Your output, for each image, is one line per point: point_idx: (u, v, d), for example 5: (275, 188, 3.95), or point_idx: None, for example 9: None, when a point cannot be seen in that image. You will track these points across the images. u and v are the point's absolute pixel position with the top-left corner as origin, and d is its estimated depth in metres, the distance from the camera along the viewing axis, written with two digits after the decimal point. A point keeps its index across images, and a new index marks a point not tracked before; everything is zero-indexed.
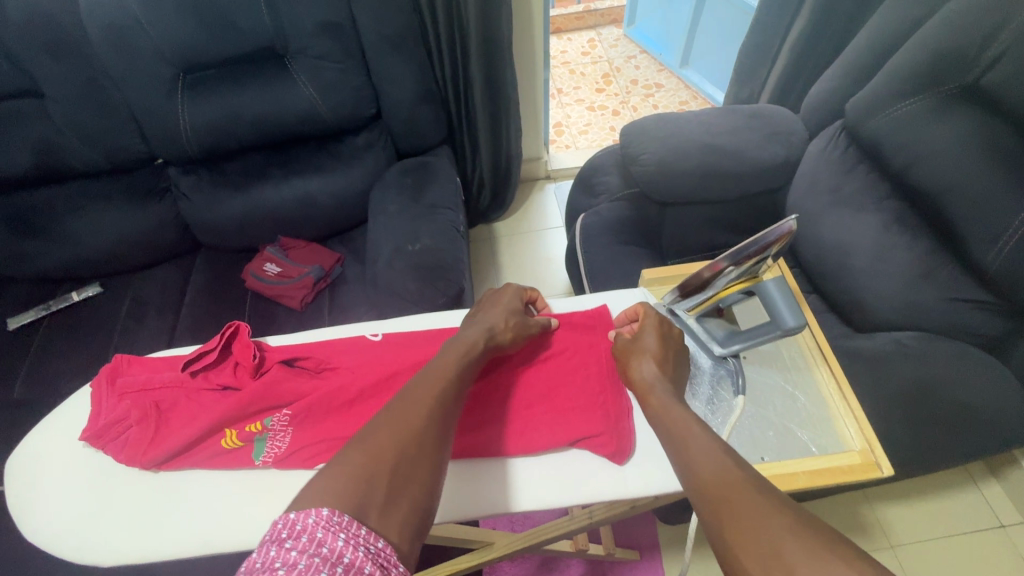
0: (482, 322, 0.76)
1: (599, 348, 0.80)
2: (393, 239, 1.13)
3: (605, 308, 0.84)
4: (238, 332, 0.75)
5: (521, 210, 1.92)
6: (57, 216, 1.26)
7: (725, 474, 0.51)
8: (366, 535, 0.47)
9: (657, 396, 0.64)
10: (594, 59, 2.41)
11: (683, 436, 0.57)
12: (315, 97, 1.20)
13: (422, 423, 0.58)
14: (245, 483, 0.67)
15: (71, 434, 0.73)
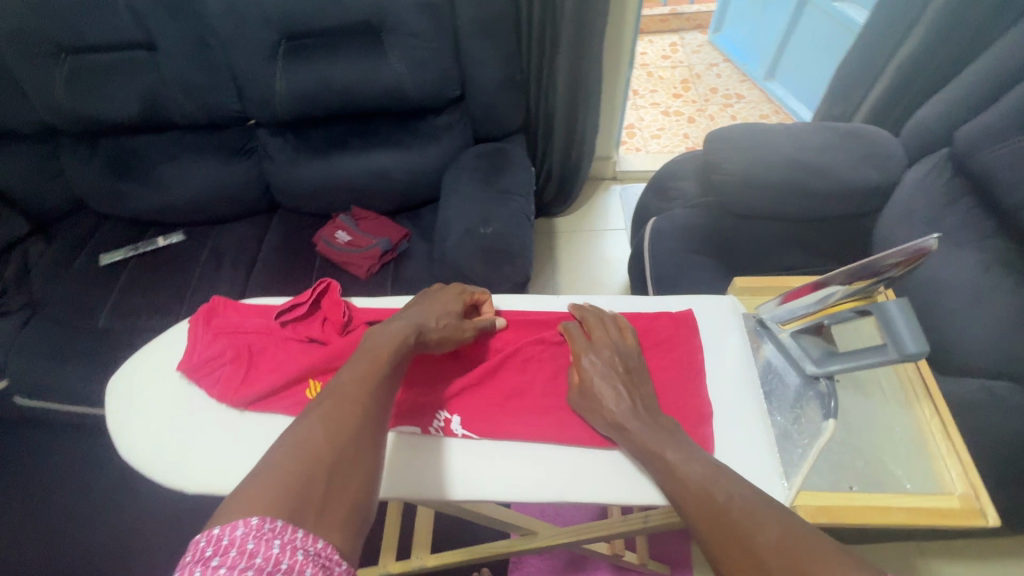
0: (412, 317, 0.75)
1: (679, 352, 0.73)
2: (463, 221, 1.14)
3: (691, 313, 0.76)
4: (328, 290, 0.79)
5: (584, 208, 1.90)
6: (155, 163, 1.34)
7: (708, 498, 0.55)
8: (303, 538, 0.48)
9: (634, 433, 0.64)
10: (674, 63, 2.36)
11: (666, 459, 0.61)
12: (403, 72, 1.20)
13: (358, 424, 0.60)
14: None
15: (161, 365, 0.77)
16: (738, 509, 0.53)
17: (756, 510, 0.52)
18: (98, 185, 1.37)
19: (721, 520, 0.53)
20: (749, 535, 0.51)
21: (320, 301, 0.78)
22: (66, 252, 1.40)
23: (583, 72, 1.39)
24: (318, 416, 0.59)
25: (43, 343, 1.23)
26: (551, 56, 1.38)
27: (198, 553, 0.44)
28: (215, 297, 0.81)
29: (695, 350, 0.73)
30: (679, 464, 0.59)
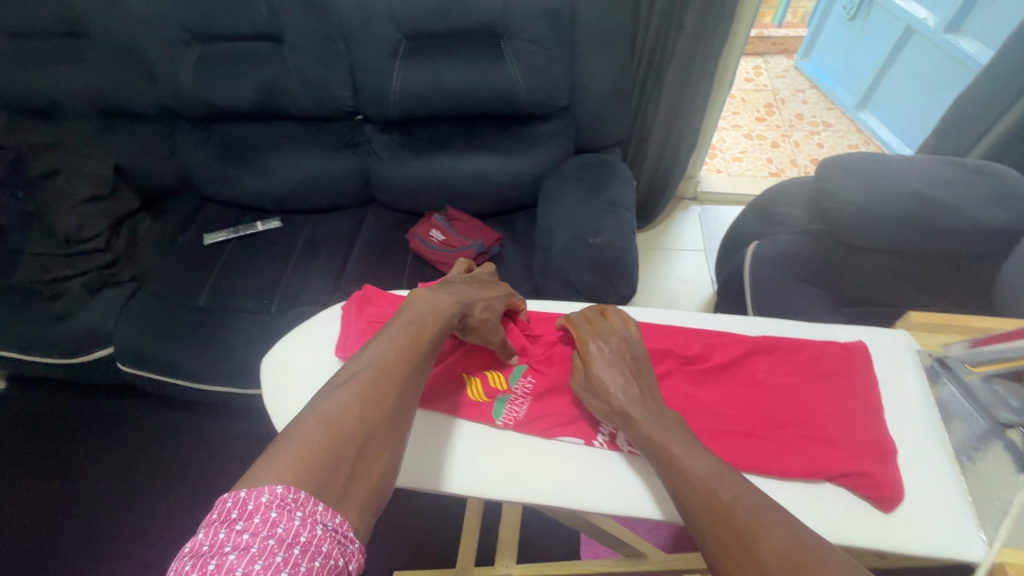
0: (458, 295, 0.77)
1: (853, 383, 0.67)
2: (570, 229, 1.13)
3: (863, 344, 0.70)
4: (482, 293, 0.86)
5: (661, 226, 1.87)
6: (263, 151, 1.39)
7: (713, 495, 0.54)
8: (323, 513, 0.50)
9: (638, 423, 0.62)
10: (758, 86, 2.32)
11: (670, 453, 0.59)
12: (518, 79, 1.21)
13: (392, 403, 0.62)
14: (490, 437, 0.73)
15: (301, 349, 0.79)
16: (744, 511, 0.52)
17: (764, 515, 0.51)
18: (207, 168, 1.42)
19: (726, 524, 0.52)
20: (751, 537, 0.50)
21: None
22: (172, 230, 1.47)
23: (688, 90, 1.38)
24: (356, 389, 0.61)
25: (148, 316, 1.27)
26: (657, 72, 1.39)
27: (225, 513, 0.48)
28: (365, 287, 0.83)
29: (870, 384, 0.67)
30: (682, 458, 0.58)
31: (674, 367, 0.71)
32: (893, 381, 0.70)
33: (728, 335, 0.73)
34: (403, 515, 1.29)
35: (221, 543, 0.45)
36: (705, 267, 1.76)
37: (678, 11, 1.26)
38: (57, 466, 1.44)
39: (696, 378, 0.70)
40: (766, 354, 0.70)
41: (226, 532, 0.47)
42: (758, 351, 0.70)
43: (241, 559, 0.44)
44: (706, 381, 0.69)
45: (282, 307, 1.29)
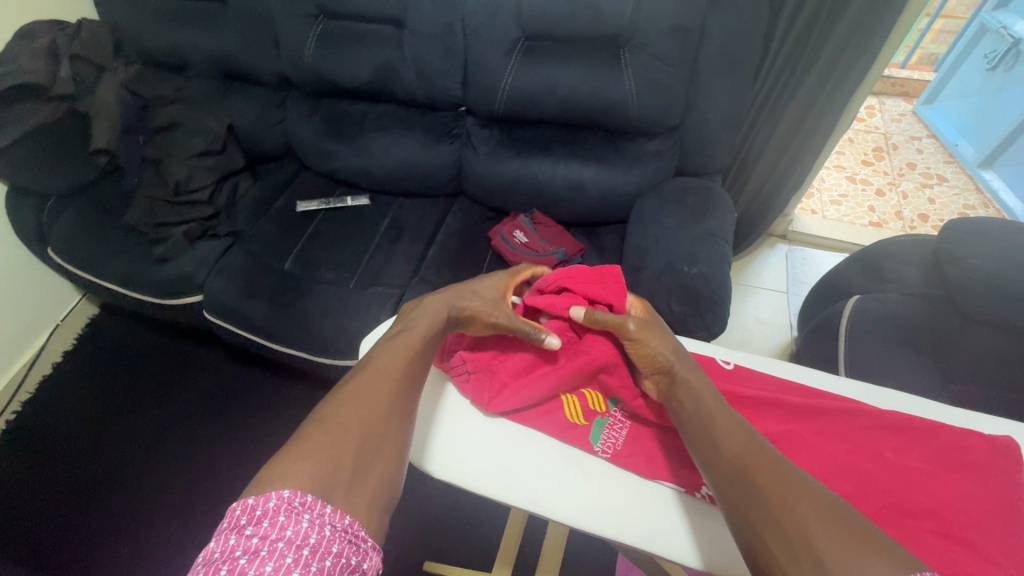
0: (446, 296, 0.80)
1: (997, 482, 0.61)
2: (665, 255, 1.10)
3: (1013, 441, 0.65)
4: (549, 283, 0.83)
5: (742, 260, 1.79)
6: (366, 129, 1.42)
7: (748, 460, 0.56)
8: (331, 514, 0.50)
9: (686, 381, 0.67)
10: (868, 127, 2.19)
11: (713, 417, 0.62)
12: (632, 92, 1.18)
13: (391, 395, 0.63)
14: (584, 463, 0.71)
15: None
16: (775, 477, 0.54)
17: (796, 484, 0.53)
18: (311, 139, 1.48)
19: (762, 489, 0.53)
20: (787, 501, 0.51)
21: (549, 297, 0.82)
22: (269, 193, 1.54)
23: (807, 125, 1.31)
24: (352, 390, 0.62)
25: (238, 272, 1.34)
26: (776, 101, 1.32)
27: (234, 520, 0.48)
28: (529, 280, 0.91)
29: (1019, 487, 0.61)
30: (716, 422, 0.61)
31: (795, 428, 0.68)
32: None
33: (856, 405, 0.69)
34: (442, 510, 1.29)
35: (231, 548, 0.46)
36: (786, 311, 1.66)
37: (813, 42, 1.20)
38: (132, 396, 1.54)
39: (820, 444, 0.66)
40: (895, 432, 0.66)
41: (236, 537, 0.47)
42: (887, 427, 0.67)
43: (253, 563, 0.45)
44: (829, 448, 0.66)
45: (360, 284, 1.32)
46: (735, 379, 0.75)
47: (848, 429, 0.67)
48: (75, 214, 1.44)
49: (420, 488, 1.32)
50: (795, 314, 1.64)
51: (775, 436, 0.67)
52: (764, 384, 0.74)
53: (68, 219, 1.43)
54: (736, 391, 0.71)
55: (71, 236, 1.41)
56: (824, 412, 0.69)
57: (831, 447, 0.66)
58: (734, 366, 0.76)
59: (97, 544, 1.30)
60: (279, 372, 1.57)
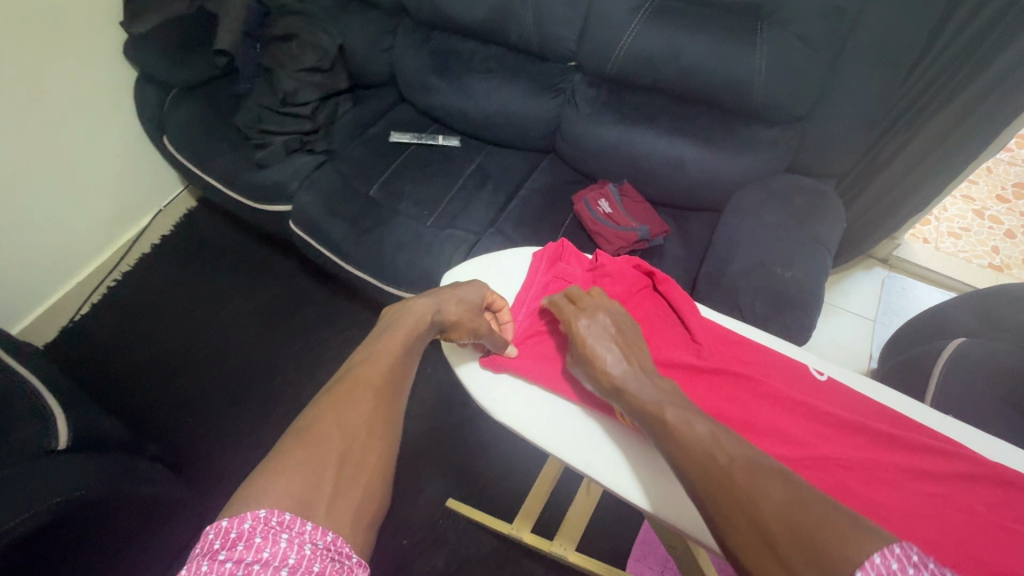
0: (430, 298, 0.81)
1: None
2: (759, 254, 1.03)
3: None
4: (546, 253, 0.92)
5: (832, 277, 1.66)
6: (472, 70, 1.40)
7: (711, 460, 0.55)
8: (311, 532, 0.50)
9: (630, 393, 0.68)
10: (1013, 159, 1.94)
11: (665, 419, 0.63)
12: (761, 73, 1.09)
13: (371, 407, 0.63)
14: (640, 448, 0.74)
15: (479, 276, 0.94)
16: (741, 470, 0.53)
17: (761, 473, 0.52)
18: (416, 72, 1.48)
19: (726, 484, 0.52)
20: (751, 499, 0.50)
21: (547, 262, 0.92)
22: (367, 118, 1.57)
23: (951, 141, 1.17)
24: (327, 400, 0.63)
25: (326, 190, 1.38)
26: (922, 109, 1.18)
27: (206, 544, 0.46)
28: (561, 241, 0.94)
29: None
30: (677, 424, 0.61)
31: (880, 457, 0.66)
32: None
33: (957, 449, 0.65)
34: (474, 456, 1.32)
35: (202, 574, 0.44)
36: (868, 340, 1.54)
37: (987, 47, 1.04)
38: (210, 289, 1.67)
39: (902, 481, 0.64)
40: (993, 486, 0.63)
41: (208, 563, 0.45)
42: (985, 480, 0.63)
43: None
44: (911, 487, 0.64)
45: (437, 224, 1.33)
46: (826, 394, 0.73)
47: (939, 472, 0.64)
48: (191, 109, 1.53)
49: (456, 430, 1.36)
50: (878, 346, 1.52)
51: (855, 461, 0.65)
52: (856, 407, 0.72)
53: (185, 112, 1.52)
54: (823, 407, 0.69)
55: (184, 128, 1.50)
56: (914, 447, 0.66)
57: (914, 486, 0.63)
58: (827, 378, 0.75)
59: (170, 414, 1.46)
60: (347, 293, 1.64)
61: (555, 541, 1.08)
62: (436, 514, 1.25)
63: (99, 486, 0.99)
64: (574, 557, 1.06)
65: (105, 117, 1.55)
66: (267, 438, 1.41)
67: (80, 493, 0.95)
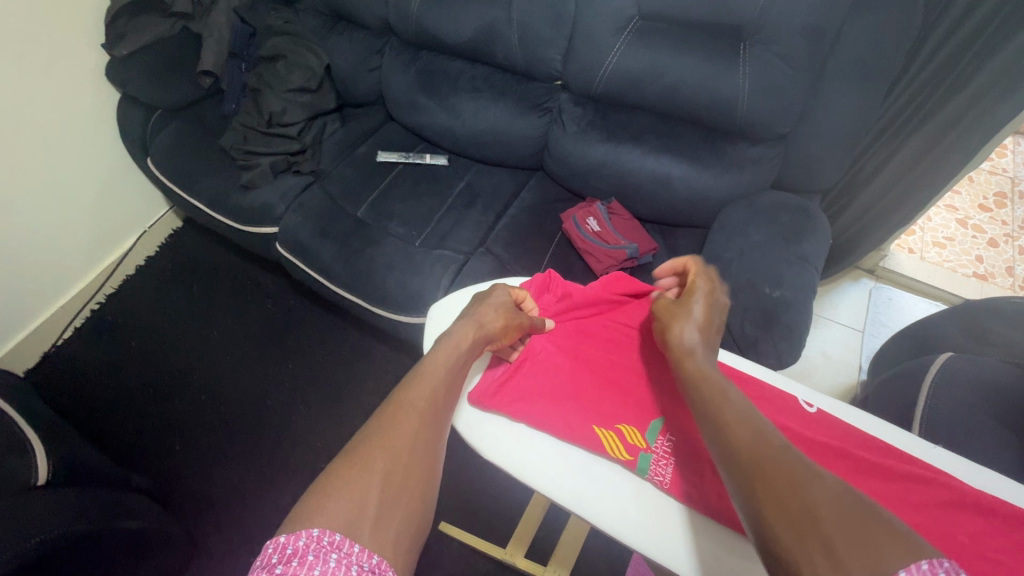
0: (470, 315, 0.81)
1: None
2: (747, 273, 1.04)
3: None
4: (540, 279, 0.94)
5: (820, 289, 1.67)
6: (458, 89, 1.40)
7: (763, 446, 0.53)
8: (358, 554, 0.49)
9: (695, 363, 0.69)
10: (994, 169, 1.97)
11: (724, 396, 0.62)
12: (745, 92, 1.10)
13: (414, 431, 0.61)
14: (630, 488, 0.72)
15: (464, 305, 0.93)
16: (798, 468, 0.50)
17: (817, 476, 0.49)
18: (403, 91, 1.48)
19: (774, 475, 0.50)
20: (801, 487, 0.48)
21: (540, 283, 0.94)
22: (355, 137, 1.56)
23: (932, 157, 1.19)
24: (377, 418, 0.61)
25: (314, 211, 1.37)
26: (903, 125, 1.20)
27: (264, 559, 0.46)
28: (550, 271, 0.94)
29: None
30: (739, 418, 0.58)
31: (863, 487, 0.65)
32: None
33: (941, 477, 0.64)
34: (468, 478, 1.31)
35: None
36: (857, 351, 1.55)
37: (966, 64, 1.06)
38: (198, 312, 1.64)
39: (884, 511, 0.63)
40: (977, 515, 0.61)
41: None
42: (975, 509, 0.62)
43: None
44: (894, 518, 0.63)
45: (427, 244, 1.32)
46: (815, 425, 0.72)
47: (922, 502, 0.62)
48: (175, 130, 1.51)
49: (448, 451, 1.35)
50: (868, 357, 1.53)
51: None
52: (847, 440, 0.70)
53: (169, 133, 1.51)
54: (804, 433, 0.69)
55: (169, 150, 1.49)
56: (898, 477, 0.65)
57: (896, 516, 0.62)
58: (817, 410, 0.74)
59: (161, 439, 1.44)
60: (336, 313, 1.63)
61: (549, 566, 1.07)
62: (428, 538, 1.23)
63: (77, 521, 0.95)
64: None
65: (88, 139, 1.54)
66: (254, 466, 1.39)
67: (59, 532, 0.91)
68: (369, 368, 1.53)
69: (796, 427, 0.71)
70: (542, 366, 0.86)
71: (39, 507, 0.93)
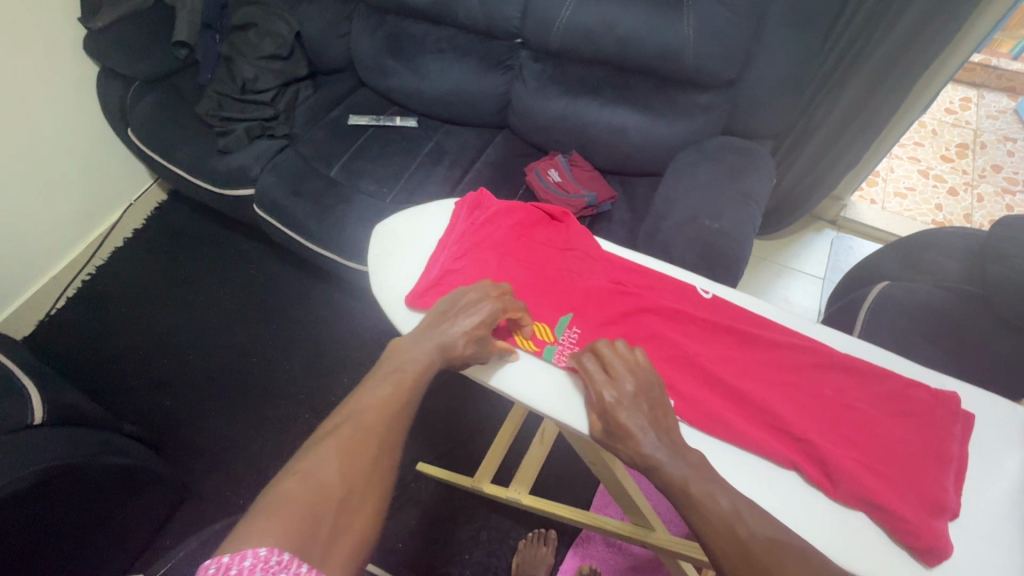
0: (440, 335, 0.72)
1: (926, 434, 0.65)
2: (690, 208, 1.10)
3: (958, 396, 0.67)
4: (477, 197, 0.94)
5: (785, 241, 1.73)
6: (424, 51, 1.45)
7: (736, 533, 0.55)
8: (308, 574, 0.47)
9: (664, 471, 0.61)
10: (957, 121, 2.01)
11: (688, 492, 0.59)
12: (690, 40, 1.14)
13: (372, 454, 0.59)
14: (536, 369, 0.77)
15: (407, 229, 0.93)
16: (759, 545, 0.55)
17: (780, 555, 0.54)
18: (371, 56, 1.53)
19: (746, 561, 0.54)
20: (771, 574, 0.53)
21: (472, 200, 0.93)
22: (326, 103, 1.61)
23: (875, 99, 1.24)
24: (335, 443, 0.59)
25: (288, 172, 1.43)
26: (845, 69, 1.25)
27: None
28: (481, 190, 0.94)
29: (948, 438, 0.65)
30: (704, 498, 0.58)
31: (744, 356, 0.73)
32: (987, 455, 0.66)
33: (810, 343, 0.72)
34: (443, 420, 1.39)
35: None
36: (817, 297, 1.61)
37: (898, 3, 1.11)
38: (185, 276, 1.71)
39: (763, 374, 0.72)
40: (840, 372, 0.70)
41: None
42: (840, 370, 0.70)
43: None
44: (768, 380, 0.71)
45: (396, 200, 1.38)
46: (709, 308, 0.79)
47: (794, 365, 0.71)
48: (154, 101, 1.56)
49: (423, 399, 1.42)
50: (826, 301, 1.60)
51: (720, 363, 0.73)
52: (735, 318, 0.78)
53: (148, 103, 1.55)
54: (696, 315, 0.76)
55: (148, 120, 1.54)
56: (774, 346, 0.73)
57: (771, 377, 0.71)
58: (712, 295, 0.81)
59: (150, 395, 1.52)
60: (317, 275, 1.69)
61: (511, 488, 1.12)
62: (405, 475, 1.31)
63: (77, 453, 1.05)
64: (529, 500, 1.09)
65: (70, 114, 1.59)
66: (243, 416, 1.47)
67: (64, 460, 1.01)
68: (348, 326, 1.60)
69: (689, 309, 0.77)
70: (471, 273, 0.84)
71: (46, 441, 1.02)
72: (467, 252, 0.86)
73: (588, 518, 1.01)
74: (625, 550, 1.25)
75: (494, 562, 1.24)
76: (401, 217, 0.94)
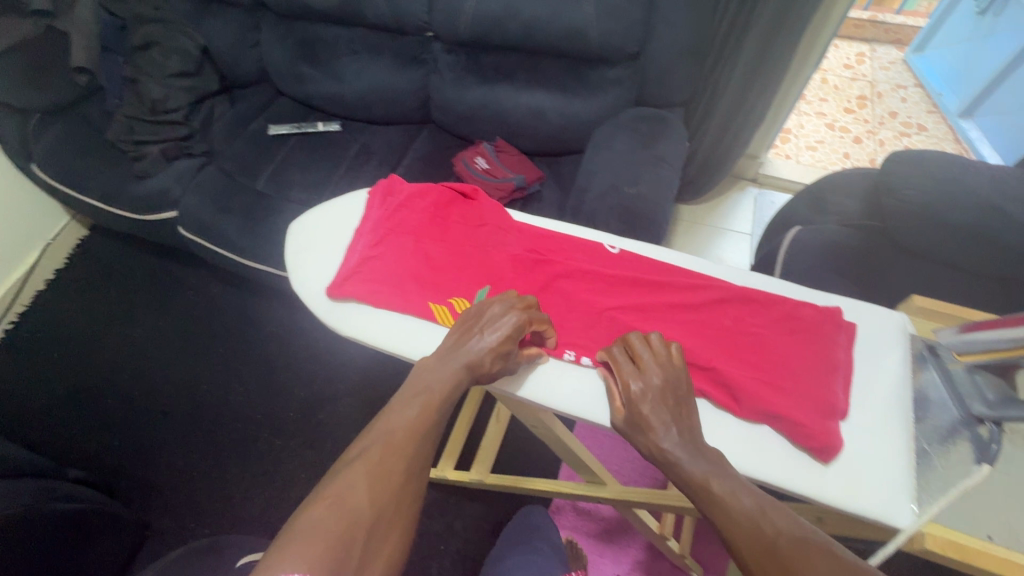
0: (464, 354, 0.69)
1: (816, 347, 0.72)
2: (611, 177, 1.15)
3: (839, 310, 0.75)
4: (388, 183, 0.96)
5: (713, 203, 1.81)
6: (338, 54, 1.45)
7: (759, 529, 0.53)
8: None
9: (682, 468, 0.60)
10: (855, 75, 2.16)
11: (710, 490, 0.57)
12: (591, 17, 1.19)
13: (400, 480, 0.58)
14: None
15: (323, 223, 0.93)
16: (790, 544, 0.52)
17: (810, 551, 0.51)
18: (285, 64, 1.51)
19: (774, 561, 0.51)
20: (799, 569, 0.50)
21: (383, 187, 0.94)
22: (245, 116, 1.58)
23: (769, 59, 1.32)
24: (364, 466, 0.57)
25: (213, 190, 1.40)
26: (739, 33, 1.32)
27: None
28: (393, 177, 0.96)
29: (835, 347, 0.72)
30: (726, 495, 0.56)
31: (651, 301, 0.78)
32: (867, 357, 0.74)
33: (708, 282, 0.79)
34: None
35: None
36: (747, 252, 1.71)
37: None
38: (118, 312, 1.64)
39: (670, 314, 0.77)
40: (737, 303, 0.77)
41: None
42: (736, 301, 0.77)
43: None
44: (674, 319, 0.77)
45: None
46: (617, 262, 0.84)
47: (696, 302, 0.77)
48: (58, 131, 1.49)
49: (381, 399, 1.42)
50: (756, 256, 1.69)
51: (630, 311, 0.78)
52: (641, 268, 0.83)
53: (52, 135, 1.48)
54: (604, 270, 0.81)
55: (54, 153, 1.47)
56: (678, 288, 0.79)
57: (676, 317, 0.77)
58: (619, 250, 0.86)
59: (94, 438, 1.45)
60: (258, 292, 1.66)
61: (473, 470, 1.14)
62: None
63: (14, 505, 0.99)
64: (491, 480, 1.11)
65: None
66: (198, 444, 1.43)
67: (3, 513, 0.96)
68: (297, 338, 1.57)
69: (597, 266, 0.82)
70: (389, 258, 0.86)
71: None
72: (383, 239, 0.88)
73: (544, 486, 1.03)
74: (594, 515, 1.30)
75: (471, 548, 1.26)
76: (319, 212, 0.94)
